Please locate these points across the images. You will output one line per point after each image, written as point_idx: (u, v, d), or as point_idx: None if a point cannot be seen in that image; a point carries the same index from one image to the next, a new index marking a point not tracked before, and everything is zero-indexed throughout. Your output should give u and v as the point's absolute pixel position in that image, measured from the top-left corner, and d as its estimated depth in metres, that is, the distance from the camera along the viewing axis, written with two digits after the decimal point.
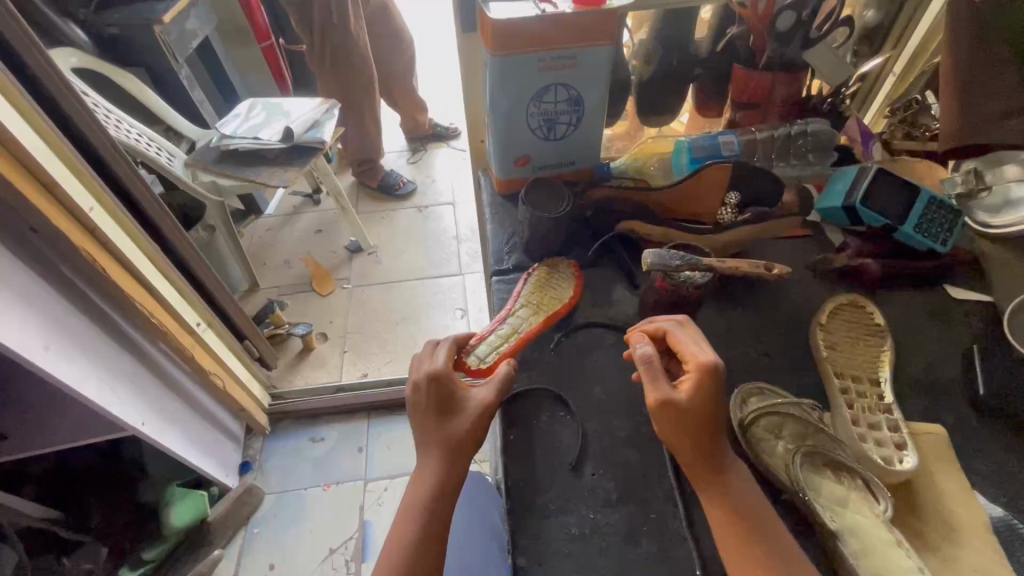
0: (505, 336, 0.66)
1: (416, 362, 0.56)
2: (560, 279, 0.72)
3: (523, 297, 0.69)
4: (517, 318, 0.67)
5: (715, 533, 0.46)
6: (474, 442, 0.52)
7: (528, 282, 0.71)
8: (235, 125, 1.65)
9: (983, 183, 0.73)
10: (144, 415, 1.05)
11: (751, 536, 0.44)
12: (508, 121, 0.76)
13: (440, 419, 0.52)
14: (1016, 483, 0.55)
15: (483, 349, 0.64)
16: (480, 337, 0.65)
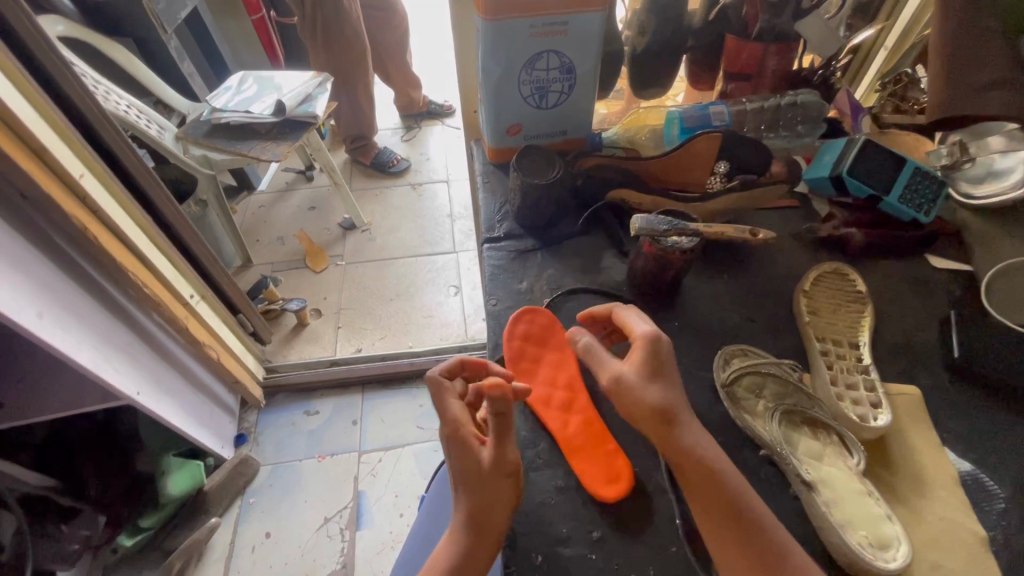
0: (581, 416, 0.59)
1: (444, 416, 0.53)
2: None
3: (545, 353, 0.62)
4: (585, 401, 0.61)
5: (709, 533, 0.46)
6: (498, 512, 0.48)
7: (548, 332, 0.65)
8: (226, 98, 1.63)
9: (967, 155, 0.76)
10: (139, 385, 1.06)
11: (743, 527, 0.45)
12: (500, 89, 0.76)
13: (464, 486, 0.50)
14: (986, 440, 0.57)
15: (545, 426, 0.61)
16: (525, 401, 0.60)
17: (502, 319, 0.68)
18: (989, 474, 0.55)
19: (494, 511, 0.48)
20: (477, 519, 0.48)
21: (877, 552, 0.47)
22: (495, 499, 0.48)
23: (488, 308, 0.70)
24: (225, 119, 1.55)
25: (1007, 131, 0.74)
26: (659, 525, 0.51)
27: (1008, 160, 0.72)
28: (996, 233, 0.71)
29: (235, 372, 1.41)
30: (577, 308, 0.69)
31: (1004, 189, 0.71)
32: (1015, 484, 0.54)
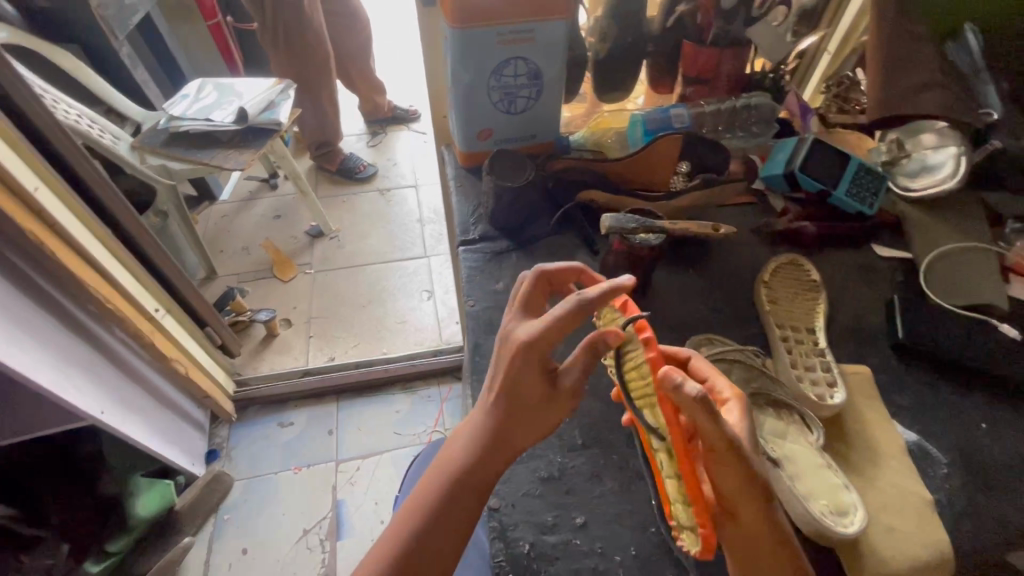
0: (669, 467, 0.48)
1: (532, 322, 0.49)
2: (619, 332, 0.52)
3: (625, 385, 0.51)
4: (653, 437, 0.49)
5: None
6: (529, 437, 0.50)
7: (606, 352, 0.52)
8: (184, 106, 1.59)
9: (904, 152, 0.81)
10: (103, 403, 1.02)
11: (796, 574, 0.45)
12: (469, 96, 0.78)
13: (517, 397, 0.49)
14: (930, 411, 0.62)
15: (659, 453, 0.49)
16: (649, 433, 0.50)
17: (480, 319, 0.69)
18: (933, 443, 0.59)
19: (528, 437, 0.49)
20: (507, 438, 0.49)
21: (838, 519, 0.51)
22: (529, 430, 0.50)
23: (467, 309, 0.71)
24: (185, 128, 1.51)
25: (937, 129, 0.79)
26: (638, 508, 0.54)
27: (940, 155, 0.78)
28: (931, 223, 0.77)
29: (205, 387, 1.37)
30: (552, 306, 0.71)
31: (938, 181, 0.77)
32: (957, 451, 0.59)
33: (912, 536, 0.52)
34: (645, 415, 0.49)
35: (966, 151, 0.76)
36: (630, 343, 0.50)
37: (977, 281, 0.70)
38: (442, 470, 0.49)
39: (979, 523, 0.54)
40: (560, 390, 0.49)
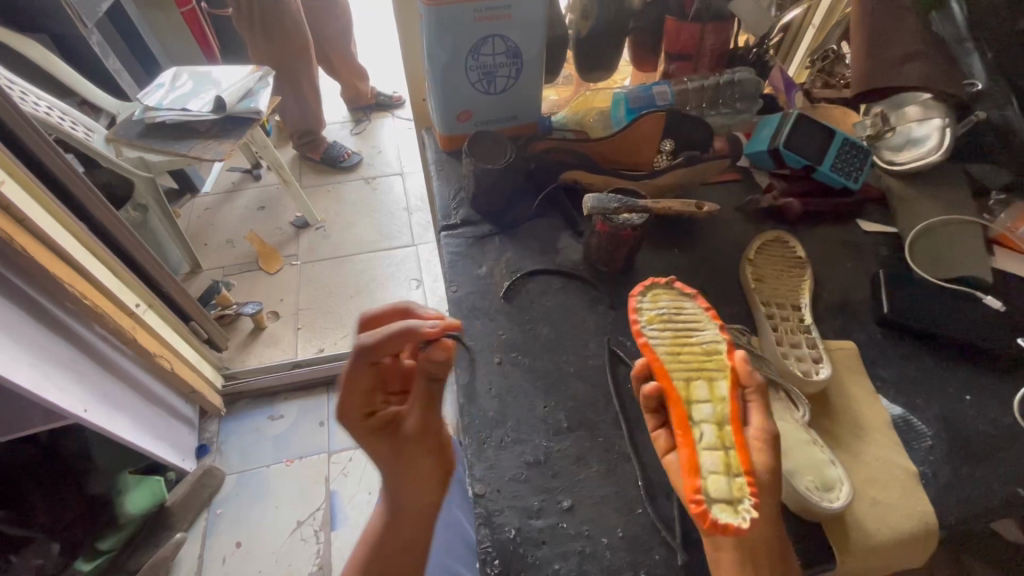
0: (716, 440, 0.49)
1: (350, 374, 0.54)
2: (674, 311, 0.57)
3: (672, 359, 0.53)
4: (700, 409, 0.50)
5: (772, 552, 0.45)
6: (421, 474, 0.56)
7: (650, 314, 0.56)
8: (159, 96, 1.55)
9: (889, 125, 0.80)
10: (86, 401, 1.01)
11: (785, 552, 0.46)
12: (447, 76, 0.76)
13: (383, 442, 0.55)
14: (915, 385, 0.62)
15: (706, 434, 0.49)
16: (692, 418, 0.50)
17: (463, 304, 0.68)
18: (918, 416, 0.60)
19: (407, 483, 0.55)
20: (398, 485, 0.55)
21: (823, 494, 0.51)
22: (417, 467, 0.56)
23: (449, 295, 0.70)
24: (161, 118, 1.48)
25: (920, 101, 0.79)
26: (624, 490, 0.54)
27: (925, 128, 0.78)
28: (915, 196, 0.77)
29: (192, 382, 1.36)
30: (537, 291, 0.70)
31: (923, 154, 0.77)
32: (942, 423, 0.59)
33: (895, 508, 0.52)
34: (696, 398, 0.51)
35: (951, 122, 0.76)
36: (696, 328, 0.55)
37: (959, 254, 0.71)
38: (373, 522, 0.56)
39: (964, 493, 0.54)
40: (411, 428, 0.56)
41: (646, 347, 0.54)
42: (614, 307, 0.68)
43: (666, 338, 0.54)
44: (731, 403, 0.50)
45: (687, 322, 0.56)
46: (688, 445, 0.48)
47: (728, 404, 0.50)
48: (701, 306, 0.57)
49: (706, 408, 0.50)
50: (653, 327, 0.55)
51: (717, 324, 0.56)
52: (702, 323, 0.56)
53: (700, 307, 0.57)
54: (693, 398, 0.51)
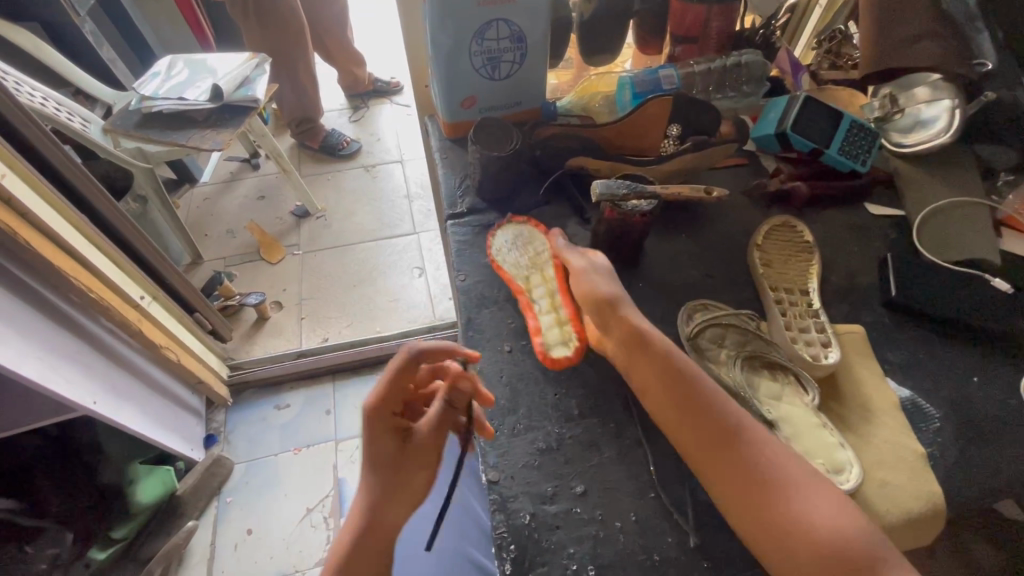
0: (550, 308, 0.65)
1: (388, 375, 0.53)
2: (519, 240, 0.72)
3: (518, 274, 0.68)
4: (537, 291, 0.66)
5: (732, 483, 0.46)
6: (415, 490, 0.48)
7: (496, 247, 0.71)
8: (155, 85, 1.53)
9: (897, 107, 0.80)
10: (94, 393, 1.01)
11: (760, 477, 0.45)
12: (451, 62, 0.75)
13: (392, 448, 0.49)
14: (923, 367, 0.63)
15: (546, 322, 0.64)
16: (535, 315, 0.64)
17: (472, 293, 0.68)
18: (926, 399, 0.60)
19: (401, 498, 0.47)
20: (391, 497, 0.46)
21: (833, 476, 0.52)
22: (407, 488, 0.48)
23: (458, 284, 0.69)
24: (158, 108, 1.46)
25: (929, 82, 0.78)
26: (636, 475, 0.54)
27: (934, 109, 0.77)
28: (924, 179, 0.76)
29: (198, 372, 1.36)
30: None
31: (932, 136, 0.76)
32: (949, 405, 0.59)
33: (904, 489, 0.53)
34: (538, 298, 0.66)
35: (960, 103, 0.75)
36: (530, 247, 0.70)
37: (966, 236, 0.71)
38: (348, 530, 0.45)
39: (971, 474, 0.55)
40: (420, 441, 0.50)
41: (507, 276, 0.68)
42: None
43: (515, 252, 0.71)
44: (561, 288, 0.65)
45: (524, 246, 0.71)
46: (532, 316, 0.64)
47: (554, 280, 0.66)
48: (532, 224, 0.73)
49: (541, 290, 0.67)
50: (504, 249, 0.71)
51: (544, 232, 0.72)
52: (535, 236, 0.72)
53: (531, 226, 0.73)
54: (531, 287, 0.67)
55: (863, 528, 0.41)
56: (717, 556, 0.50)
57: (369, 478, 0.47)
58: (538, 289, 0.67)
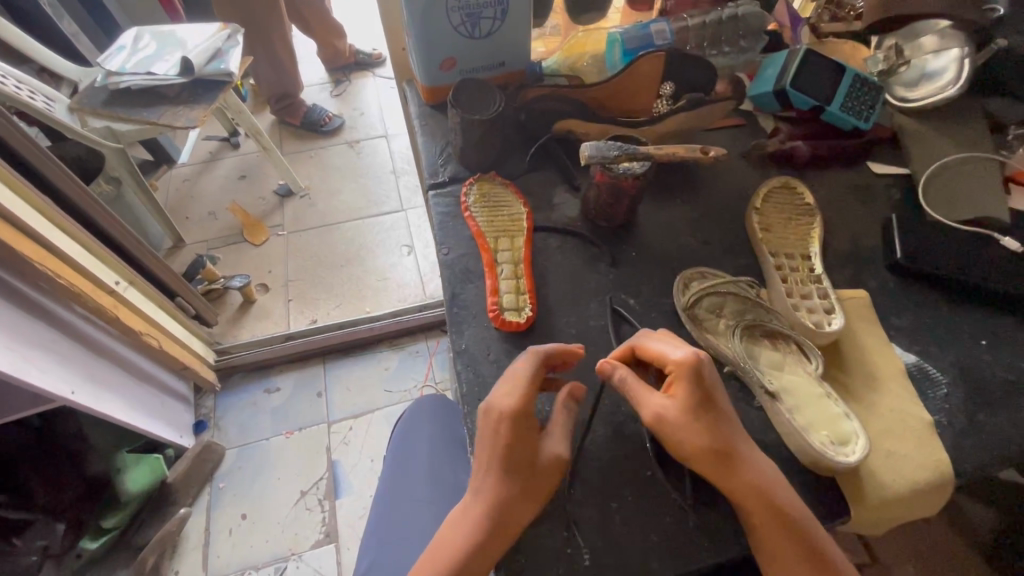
0: (512, 274, 0.62)
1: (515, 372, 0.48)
2: (496, 196, 0.69)
3: (485, 228, 0.66)
4: (502, 254, 0.64)
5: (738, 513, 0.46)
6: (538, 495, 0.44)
7: (469, 203, 0.68)
8: (121, 59, 1.45)
9: (903, 58, 0.75)
10: (73, 383, 0.98)
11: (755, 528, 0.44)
12: (427, 17, 0.69)
13: (519, 447, 0.44)
14: (929, 332, 0.60)
15: (502, 282, 0.61)
16: (493, 273, 0.62)
17: (455, 267, 0.64)
18: (932, 363, 0.58)
19: (525, 503, 0.43)
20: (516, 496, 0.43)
21: (838, 449, 0.49)
22: (537, 490, 0.44)
23: (440, 257, 0.65)
24: (125, 83, 1.38)
25: (939, 29, 0.73)
26: (632, 453, 0.52)
27: (941, 60, 0.74)
28: (931, 134, 0.72)
29: (183, 358, 1.32)
30: (533, 249, 0.66)
31: (941, 87, 0.73)
32: (955, 370, 0.57)
33: (910, 459, 0.51)
34: (500, 252, 0.64)
35: (969, 52, 0.71)
36: (507, 205, 0.68)
37: (973, 194, 0.67)
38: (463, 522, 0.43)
39: (979, 440, 0.52)
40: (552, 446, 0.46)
41: (478, 230, 0.65)
42: (614, 264, 0.65)
43: (484, 212, 0.67)
44: (525, 248, 0.64)
45: (498, 202, 0.69)
46: (491, 276, 0.61)
47: (522, 250, 0.64)
48: (511, 190, 0.70)
49: (507, 253, 0.64)
50: (476, 205, 0.68)
51: (520, 200, 0.69)
52: (510, 200, 0.69)
53: (509, 190, 0.70)
54: (498, 247, 0.64)
55: None
56: (716, 533, 0.48)
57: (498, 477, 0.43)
58: (502, 246, 0.64)
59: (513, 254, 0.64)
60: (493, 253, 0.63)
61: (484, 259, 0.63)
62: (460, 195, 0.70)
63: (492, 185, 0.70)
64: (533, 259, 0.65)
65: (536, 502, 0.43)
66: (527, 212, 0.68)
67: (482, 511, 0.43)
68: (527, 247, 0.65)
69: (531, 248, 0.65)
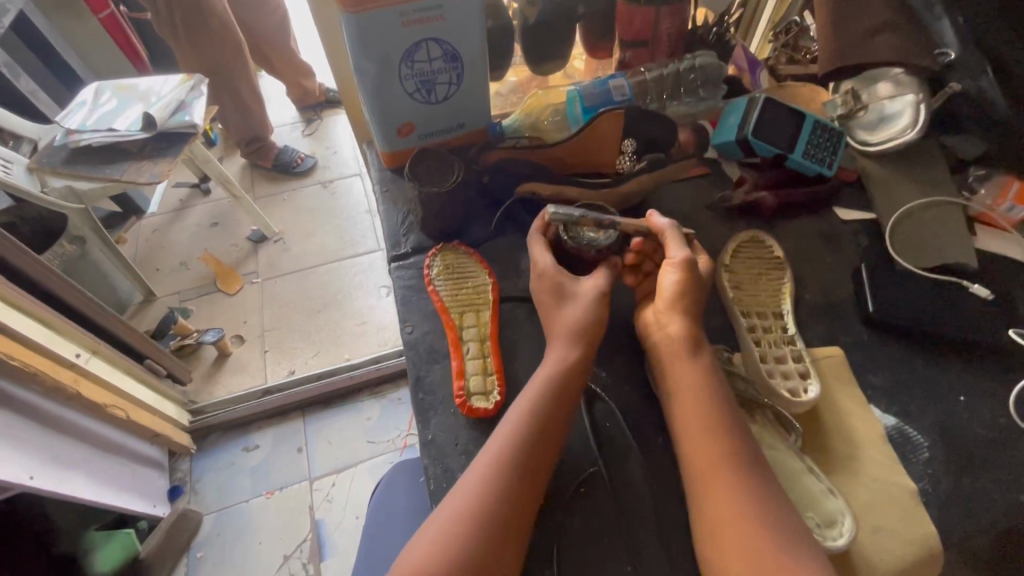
0: (479, 351, 0.61)
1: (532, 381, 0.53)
2: (461, 265, 0.68)
3: (449, 301, 0.64)
4: (468, 330, 0.62)
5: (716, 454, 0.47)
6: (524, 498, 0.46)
7: (431, 272, 0.67)
8: (82, 117, 1.38)
9: (860, 103, 0.76)
10: (32, 467, 0.91)
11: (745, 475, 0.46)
12: (381, 87, 0.68)
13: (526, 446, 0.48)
14: (907, 388, 0.59)
15: (470, 363, 0.60)
16: (459, 352, 0.60)
17: (420, 346, 0.62)
18: (912, 425, 0.56)
19: (511, 497, 0.46)
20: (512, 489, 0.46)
21: (824, 531, 0.48)
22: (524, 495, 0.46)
23: (404, 336, 0.64)
24: (87, 142, 1.32)
25: (893, 76, 0.74)
26: (609, 545, 0.50)
27: (897, 104, 0.74)
28: (894, 178, 0.72)
29: (153, 426, 1.25)
30: (501, 322, 0.64)
31: (898, 133, 0.72)
32: (936, 430, 0.56)
33: (897, 534, 0.49)
34: (466, 328, 0.62)
35: (924, 97, 0.71)
36: (473, 276, 0.67)
37: (940, 239, 0.67)
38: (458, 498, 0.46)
39: (964, 508, 0.51)
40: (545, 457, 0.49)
41: (442, 305, 0.64)
42: None
43: (448, 284, 0.66)
44: (492, 323, 0.63)
45: (465, 271, 0.67)
46: (456, 357, 0.60)
47: (489, 325, 0.63)
48: (475, 258, 0.69)
49: (473, 329, 0.62)
50: (439, 277, 0.66)
51: (486, 270, 0.68)
52: (475, 269, 0.68)
53: (474, 259, 0.69)
54: (463, 324, 0.63)
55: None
56: None
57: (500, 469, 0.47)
58: (468, 321, 0.63)
59: (480, 330, 0.62)
60: (458, 329, 0.62)
61: (449, 336, 0.61)
62: (424, 264, 0.69)
63: (458, 254, 0.69)
64: (500, 333, 0.63)
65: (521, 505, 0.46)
66: (494, 285, 0.66)
67: (474, 495, 0.45)
68: (495, 321, 0.63)
69: (498, 322, 0.63)
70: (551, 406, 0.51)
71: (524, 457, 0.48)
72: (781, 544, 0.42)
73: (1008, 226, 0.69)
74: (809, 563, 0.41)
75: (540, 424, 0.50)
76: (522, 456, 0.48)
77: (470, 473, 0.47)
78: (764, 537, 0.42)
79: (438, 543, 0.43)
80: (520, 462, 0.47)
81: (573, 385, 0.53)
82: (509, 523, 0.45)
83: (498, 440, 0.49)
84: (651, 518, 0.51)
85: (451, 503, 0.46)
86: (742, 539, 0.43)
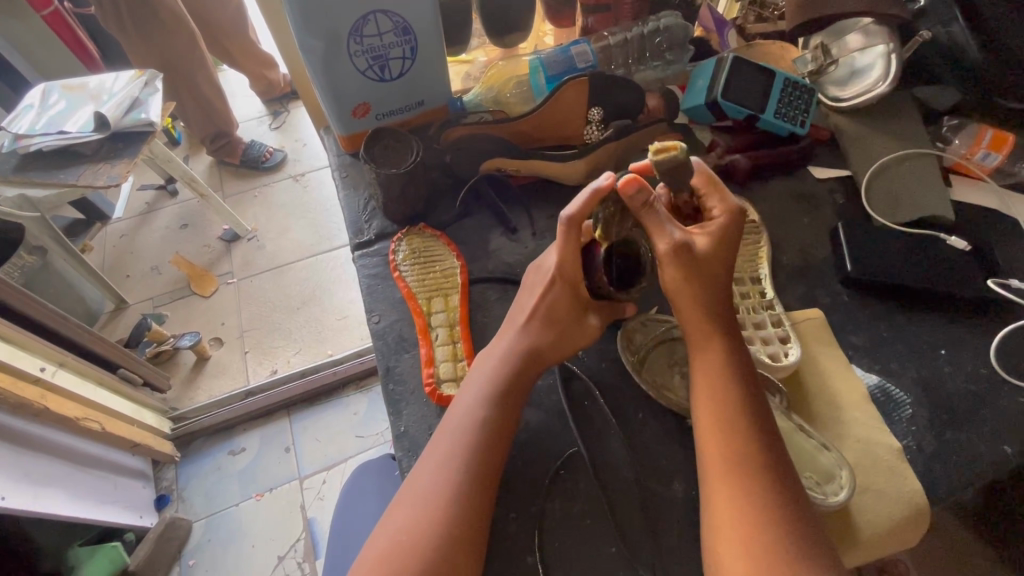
0: (448, 338, 0.59)
1: (478, 368, 0.52)
2: (426, 249, 0.66)
3: (416, 286, 0.63)
4: (437, 317, 0.60)
5: (711, 407, 0.46)
6: (485, 489, 0.45)
7: (396, 258, 0.65)
8: (30, 120, 1.29)
9: (830, 58, 0.73)
10: (4, 488, 0.87)
11: (743, 423, 0.44)
12: (328, 65, 0.64)
13: (479, 436, 0.47)
14: (888, 347, 0.58)
15: (440, 351, 0.58)
16: (427, 339, 0.59)
17: (388, 336, 0.60)
18: (894, 383, 0.55)
19: (467, 489, 0.45)
20: (467, 480, 0.45)
21: (823, 488, 0.47)
22: (483, 488, 0.45)
23: (371, 327, 0.61)
24: (37, 146, 1.23)
25: (861, 27, 0.71)
26: (596, 525, 0.49)
27: (868, 56, 0.72)
28: (870, 134, 0.70)
29: (129, 436, 1.20)
30: (473, 305, 0.62)
31: (870, 85, 0.71)
32: (919, 386, 0.55)
33: (885, 494, 0.48)
34: (436, 315, 0.61)
35: (895, 47, 0.69)
36: (440, 260, 0.65)
37: (918, 192, 0.66)
38: (419, 490, 0.45)
39: (951, 462, 0.50)
40: (497, 445, 0.48)
41: (408, 292, 0.62)
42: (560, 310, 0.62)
43: (416, 269, 0.64)
44: (462, 306, 0.61)
45: (432, 256, 0.65)
46: (425, 344, 0.58)
47: (458, 309, 0.61)
48: (443, 240, 0.67)
49: (442, 315, 0.61)
50: (405, 263, 0.65)
51: (454, 252, 0.66)
52: (442, 253, 0.66)
53: (441, 241, 0.67)
54: (432, 310, 0.61)
55: (795, 525, 0.39)
56: None
57: (456, 462, 0.46)
58: (437, 307, 0.61)
59: (450, 315, 0.60)
60: (427, 316, 0.60)
61: (418, 321, 0.60)
62: (390, 251, 0.67)
63: (426, 239, 0.67)
64: (470, 317, 0.61)
65: (483, 496, 0.45)
66: (462, 270, 0.64)
67: (433, 489, 0.44)
68: (466, 304, 0.61)
69: (468, 306, 0.62)
70: (494, 403, 0.49)
71: (469, 457, 0.46)
72: (765, 492, 0.41)
73: (984, 174, 0.67)
74: (794, 508, 0.40)
75: (495, 413, 0.49)
76: (470, 453, 0.46)
77: (417, 483, 0.45)
78: (752, 484, 0.41)
79: (392, 549, 0.42)
80: (471, 461, 0.46)
81: (521, 381, 0.51)
82: (470, 513, 0.44)
83: (449, 437, 0.47)
84: (634, 495, 0.50)
85: (407, 502, 0.44)
86: (729, 491, 0.42)
